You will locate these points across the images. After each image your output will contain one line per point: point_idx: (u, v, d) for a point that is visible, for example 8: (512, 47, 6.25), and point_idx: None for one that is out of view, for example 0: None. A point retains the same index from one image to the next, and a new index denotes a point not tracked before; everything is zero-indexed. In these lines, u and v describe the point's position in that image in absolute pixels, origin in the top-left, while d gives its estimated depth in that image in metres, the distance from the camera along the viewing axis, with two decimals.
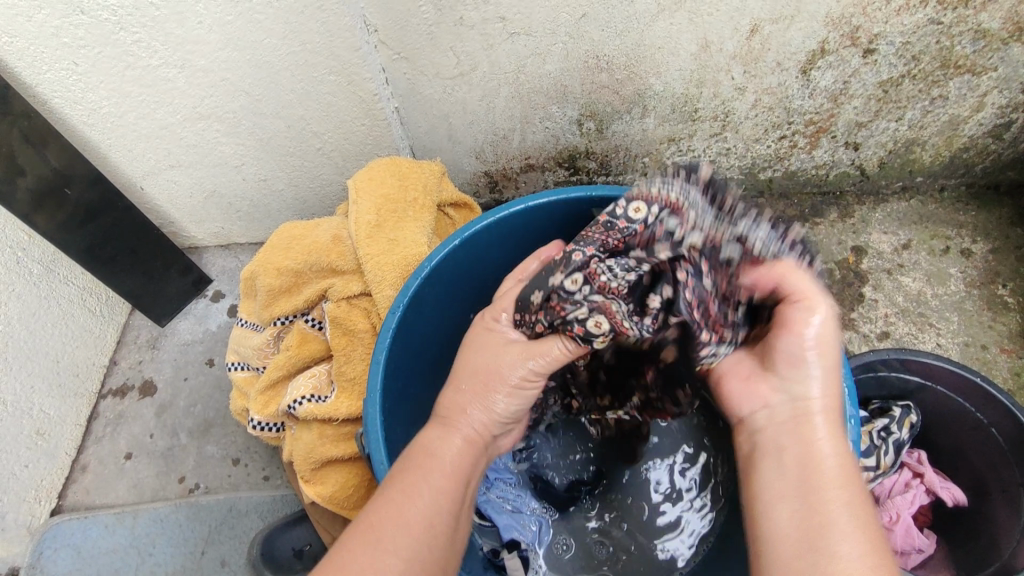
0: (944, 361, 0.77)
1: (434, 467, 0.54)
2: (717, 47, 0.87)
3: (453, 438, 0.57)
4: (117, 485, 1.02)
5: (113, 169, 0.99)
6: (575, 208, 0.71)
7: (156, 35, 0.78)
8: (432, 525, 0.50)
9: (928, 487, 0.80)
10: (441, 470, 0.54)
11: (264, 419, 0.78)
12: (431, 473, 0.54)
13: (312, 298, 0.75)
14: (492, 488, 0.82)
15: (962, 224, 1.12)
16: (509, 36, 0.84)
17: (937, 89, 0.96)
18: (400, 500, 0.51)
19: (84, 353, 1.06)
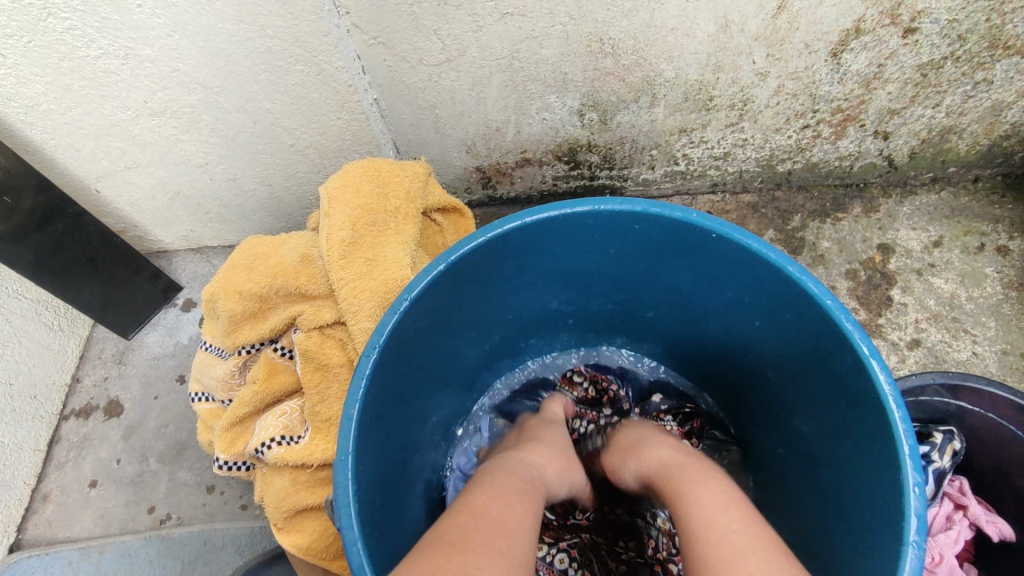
0: (999, 387, 0.68)
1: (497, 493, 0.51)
2: (739, 26, 0.77)
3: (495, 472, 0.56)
4: (82, 516, 0.94)
5: (62, 171, 0.89)
6: (581, 222, 0.61)
7: (90, 20, 0.67)
8: (505, 530, 0.46)
9: (972, 521, 0.73)
10: (510, 496, 0.51)
11: (231, 459, 0.69)
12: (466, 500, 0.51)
13: (278, 326, 0.65)
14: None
15: (999, 218, 1.03)
16: (501, 17, 0.74)
17: (982, 71, 0.86)
18: (479, 503, 0.49)
19: (41, 372, 0.97)
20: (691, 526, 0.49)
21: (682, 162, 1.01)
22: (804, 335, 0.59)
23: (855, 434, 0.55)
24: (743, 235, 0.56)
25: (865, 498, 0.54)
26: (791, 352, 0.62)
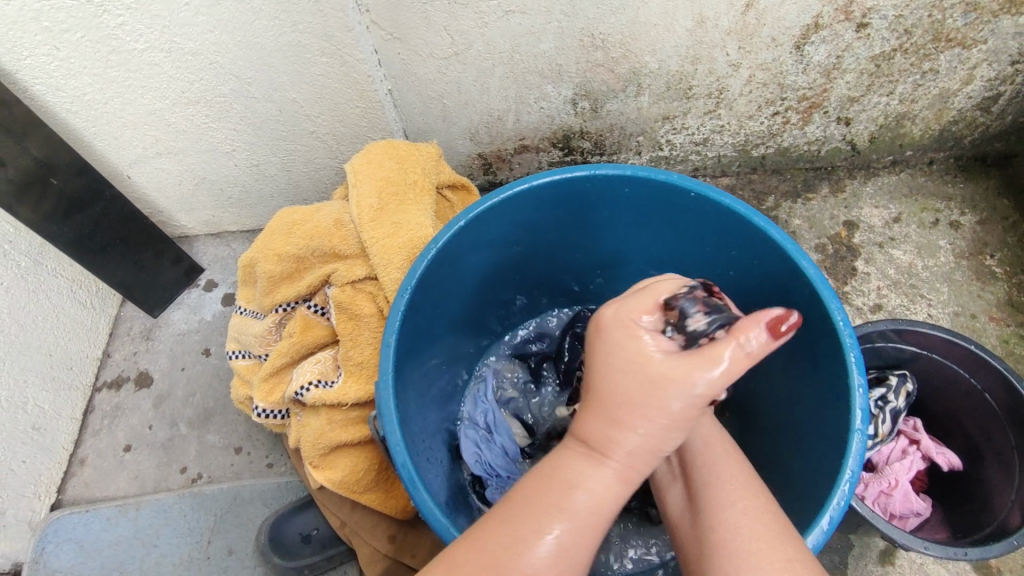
0: (940, 330, 0.78)
1: (570, 504, 0.49)
2: (713, 22, 0.87)
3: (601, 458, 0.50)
4: (117, 477, 1.01)
5: (100, 158, 0.97)
6: (578, 187, 0.72)
7: (141, 17, 0.76)
8: (562, 560, 0.48)
9: (925, 453, 0.83)
10: (581, 513, 0.49)
11: (269, 406, 0.78)
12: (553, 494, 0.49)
13: (315, 283, 0.75)
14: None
15: (951, 196, 1.14)
16: (503, 14, 0.83)
17: (929, 62, 0.97)
18: (544, 517, 0.48)
19: (76, 345, 1.05)
20: (733, 529, 0.52)
21: (666, 148, 1.11)
22: (769, 279, 0.70)
23: (810, 357, 0.67)
24: (716, 193, 0.67)
25: (821, 407, 0.65)
26: (759, 298, 0.73)
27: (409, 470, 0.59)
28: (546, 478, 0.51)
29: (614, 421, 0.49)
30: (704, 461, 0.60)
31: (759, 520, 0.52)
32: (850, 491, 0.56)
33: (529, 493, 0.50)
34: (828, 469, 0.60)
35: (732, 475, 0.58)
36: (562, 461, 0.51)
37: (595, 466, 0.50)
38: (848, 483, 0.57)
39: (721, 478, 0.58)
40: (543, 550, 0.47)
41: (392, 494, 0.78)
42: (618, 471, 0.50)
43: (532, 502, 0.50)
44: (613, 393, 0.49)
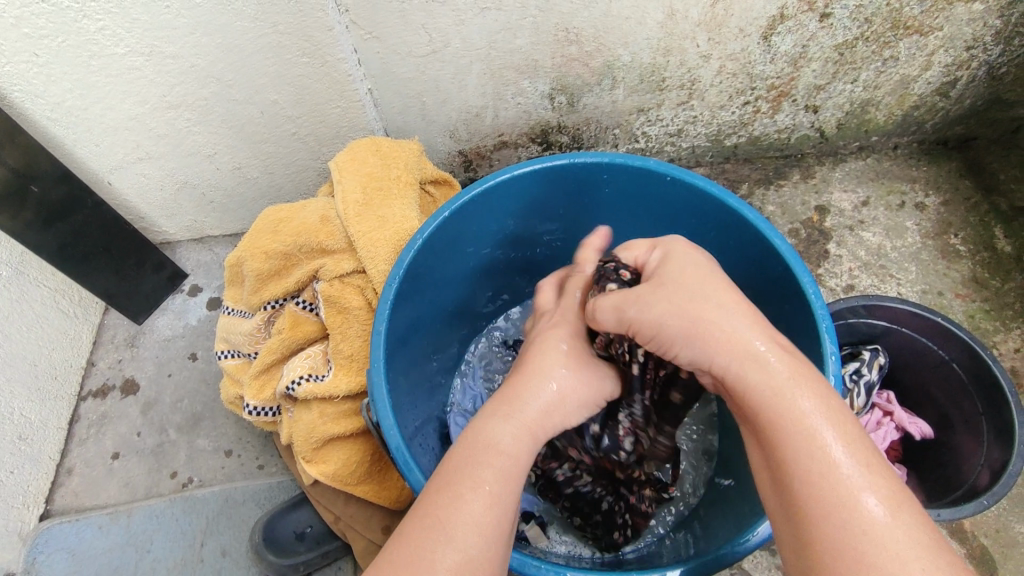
0: (908, 304, 0.82)
1: (484, 454, 0.54)
2: (682, 15, 0.90)
3: (511, 427, 0.56)
4: (107, 485, 1.01)
5: (80, 165, 0.96)
6: (558, 175, 0.74)
7: (120, 21, 0.76)
8: (496, 502, 0.52)
9: (898, 424, 0.86)
10: (497, 465, 0.54)
11: (260, 404, 0.79)
12: (482, 456, 0.54)
13: (303, 280, 0.76)
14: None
15: (916, 179, 1.18)
16: (479, 11, 0.85)
17: (889, 49, 1.01)
18: (463, 481, 0.52)
19: (60, 355, 1.04)
20: (803, 464, 0.46)
21: (641, 140, 1.14)
22: (743, 259, 0.72)
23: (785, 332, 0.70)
24: (692, 176, 0.70)
25: None
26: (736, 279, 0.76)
27: (403, 456, 0.60)
28: (470, 445, 0.55)
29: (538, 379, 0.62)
30: (747, 366, 0.51)
31: (831, 441, 0.47)
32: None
33: (452, 465, 0.54)
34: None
35: (791, 378, 0.50)
36: (477, 426, 0.57)
37: (500, 418, 0.57)
38: None
39: (795, 404, 0.49)
40: (473, 509, 0.50)
41: (385, 486, 0.79)
42: (512, 420, 0.57)
43: (458, 462, 0.54)
44: (528, 369, 0.63)
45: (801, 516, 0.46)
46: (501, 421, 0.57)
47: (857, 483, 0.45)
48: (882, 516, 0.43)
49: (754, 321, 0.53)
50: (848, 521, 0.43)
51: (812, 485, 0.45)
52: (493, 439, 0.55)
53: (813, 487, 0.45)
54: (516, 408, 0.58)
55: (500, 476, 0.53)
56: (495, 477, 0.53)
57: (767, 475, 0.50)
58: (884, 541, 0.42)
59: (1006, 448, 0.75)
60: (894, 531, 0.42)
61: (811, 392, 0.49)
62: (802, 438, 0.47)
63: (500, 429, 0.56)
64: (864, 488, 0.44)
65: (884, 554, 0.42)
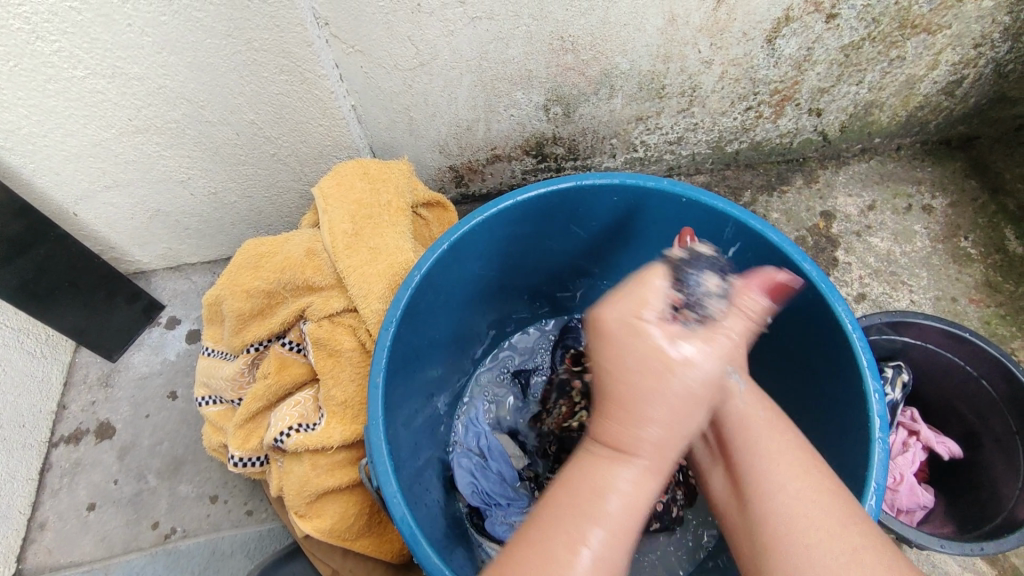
0: (935, 320, 0.78)
1: (596, 507, 0.42)
2: (684, 20, 0.85)
3: (635, 469, 0.43)
4: (82, 540, 0.93)
5: (40, 196, 0.89)
6: (565, 198, 0.72)
7: (78, 42, 0.70)
8: (604, 569, 0.41)
9: (925, 443, 0.82)
10: (608, 519, 0.42)
11: (247, 454, 0.72)
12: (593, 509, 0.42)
13: (288, 320, 0.72)
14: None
15: (921, 180, 1.15)
16: (470, 21, 0.79)
17: (896, 49, 0.97)
18: (572, 526, 0.42)
19: (27, 401, 0.96)
20: (764, 505, 0.47)
21: (640, 149, 1.09)
22: None
23: (819, 356, 0.67)
24: (709, 198, 0.68)
25: (832, 408, 0.66)
26: None
27: (408, 526, 0.55)
28: (570, 489, 0.44)
29: (634, 421, 0.44)
30: (737, 423, 0.51)
31: (793, 485, 0.46)
32: (879, 503, 0.55)
33: (543, 518, 0.43)
34: (855, 478, 0.59)
35: (774, 431, 0.50)
36: (586, 466, 0.44)
37: (613, 458, 0.44)
38: (875, 496, 0.55)
39: (763, 438, 0.50)
40: (581, 574, 0.40)
41: (386, 537, 0.74)
42: (635, 463, 0.44)
43: (546, 510, 0.44)
44: (630, 400, 0.44)
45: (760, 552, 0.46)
46: (624, 463, 0.43)
47: (810, 520, 0.44)
48: (840, 570, 0.42)
49: (748, 378, 0.52)
50: (802, 567, 0.43)
51: (759, 503, 0.47)
52: (613, 492, 0.43)
53: (762, 509, 0.47)
54: (633, 445, 0.44)
55: (612, 536, 0.41)
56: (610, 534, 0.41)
57: (731, 502, 0.52)
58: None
59: None
60: (849, 575, 0.42)
61: (780, 430, 0.50)
62: (756, 482, 0.48)
63: (624, 476, 0.43)
64: (828, 546, 0.43)
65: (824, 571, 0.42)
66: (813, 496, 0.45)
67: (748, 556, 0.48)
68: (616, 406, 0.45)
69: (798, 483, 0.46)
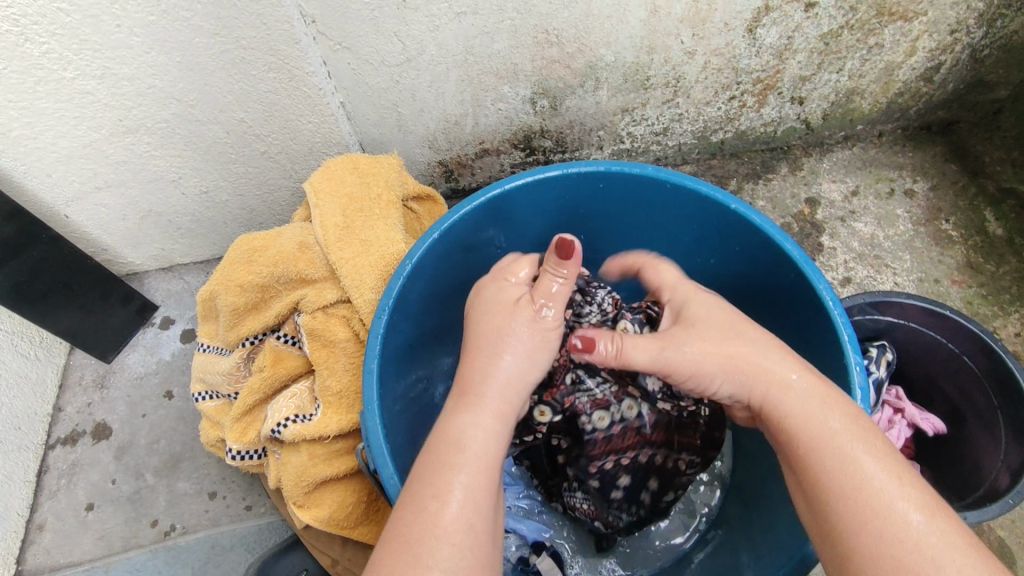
0: (916, 299, 0.80)
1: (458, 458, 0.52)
2: (666, 11, 0.87)
3: (477, 419, 0.55)
4: (82, 540, 0.94)
5: (32, 199, 0.89)
6: (552, 185, 0.74)
7: (67, 43, 0.70)
8: (470, 504, 0.50)
9: (910, 420, 0.84)
10: (471, 461, 0.52)
11: (244, 447, 0.73)
12: (460, 450, 0.53)
13: (282, 312, 0.73)
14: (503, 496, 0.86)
15: (903, 166, 1.17)
16: (455, 16, 0.80)
17: (874, 37, 0.99)
18: (442, 485, 0.50)
19: (23, 403, 0.96)
20: (827, 471, 0.50)
21: (627, 140, 1.10)
22: (749, 260, 0.72)
23: (802, 334, 0.69)
24: (692, 181, 0.70)
25: None
26: (742, 280, 0.76)
27: None
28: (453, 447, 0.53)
29: (495, 359, 0.59)
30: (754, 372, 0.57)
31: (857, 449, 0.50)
32: None
33: (418, 474, 0.51)
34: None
35: (816, 400, 0.54)
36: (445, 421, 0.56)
37: (467, 408, 0.56)
38: None
39: (815, 409, 0.53)
40: (450, 514, 0.49)
41: (384, 525, 0.75)
42: (490, 414, 0.56)
43: (432, 469, 0.51)
44: (480, 344, 0.61)
45: (836, 535, 0.48)
46: (465, 415, 0.55)
47: (900, 499, 0.47)
48: (925, 534, 0.45)
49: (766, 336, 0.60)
50: (900, 539, 0.45)
51: (828, 472, 0.50)
52: (469, 433, 0.54)
53: (831, 480, 0.49)
54: (479, 397, 0.57)
55: (471, 480, 0.51)
56: (476, 468, 0.52)
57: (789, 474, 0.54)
58: (897, 541, 0.45)
59: None
60: (928, 534, 0.45)
61: (831, 405, 0.54)
62: (827, 443, 0.51)
63: (468, 420, 0.55)
64: (904, 506, 0.47)
65: (920, 549, 0.45)
66: (890, 469, 0.49)
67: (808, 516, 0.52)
68: (478, 374, 0.58)
69: (867, 453, 0.50)
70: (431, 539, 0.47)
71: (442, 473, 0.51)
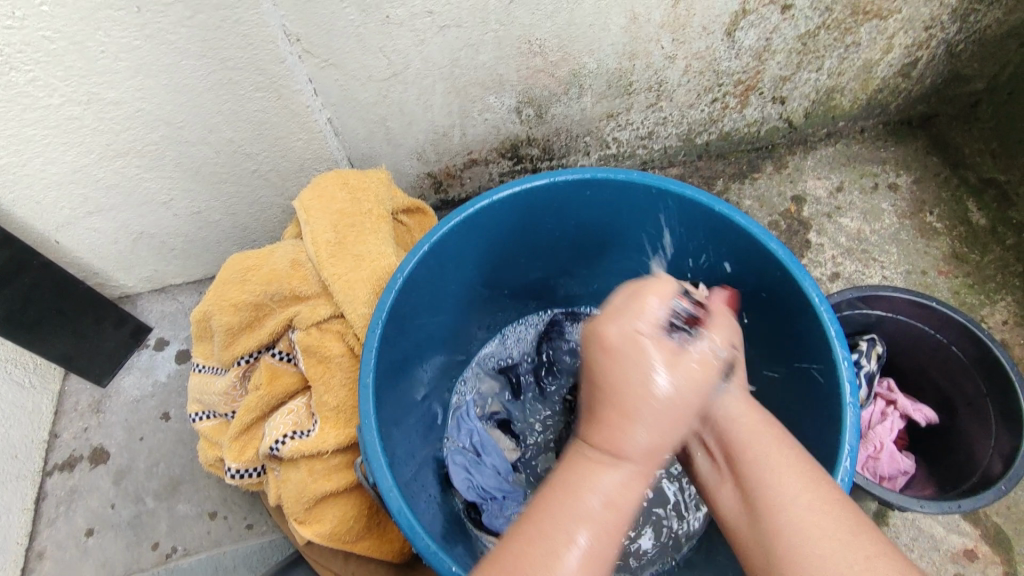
0: (902, 292, 0.81)
1: (582, 509, 0.45)
2: (646, 17, 0.88)
3: (622, 473, 0.47)
4: (83, 567, 0.94)
5: (23, 226, 0.89)
6: (540, 194, 0.75)
7: (53, 71, 0.71)
8: (591, 565, 0.43)
9: (903, 412, 0.85)
10: (601, 514, 0.45)
11: (243, 466, 0.74)
12: (580, 513, 0.45)
13: (277, 329, 0.74)
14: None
15: (886, 160, 1.18)
16: (438, 30, 0.81)
17: (851, 35, 1.00)
18: (558, 535, 0.44)
19: (20, 431, 0.96)
20: (755, 469, 0.51)
21: (613, 145, 1.11)
22: (737, 260, 0.74)
23: (790, 331, 0.71)
24: (678, 185, 0.72)
25: (807, 381, 0.69)
26: (729, 279, 0.78)
27: (406, 517, 0.58)
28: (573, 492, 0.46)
29: (628, 424, 0.48)
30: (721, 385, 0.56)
31: (770, 454, 0.51)
32: (851, 466, 0.59)
33: (546, 516, 0.45)
34: (830, 444, 0.63)
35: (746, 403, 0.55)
36: (582, 469, 0.48)
37: (609, 464, 0.47)
38: (848, 458, 0.60)
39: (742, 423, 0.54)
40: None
41: (386, 538, 0.75)
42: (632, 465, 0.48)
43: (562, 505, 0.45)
44: (622, 394, 0.49)
45: (761, 532, 0.48)
46: (602, 471, 0.47)
47: (793, 495, 0.47)
48: (820, 541, 0.44)
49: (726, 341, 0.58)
50: (789, 534, 0.46)
51: (753, 470, 0.51)
52: (599, 492, 0.46)
53: (752, 483, 0.50)
54: (622, 448, 0.48)
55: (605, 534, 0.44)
56: (597, 528, 0.44)
57: (717, 471, 0.55)
58: (822, 532, 0.45)
59: (1015, 432, 0.74)
60: (806, 516, 0.46)
61: (789, 460, 0.50)
62: (748, 438, 0.53)
63: (609, 480, 0.47)
64: (808, 528, 0.45)
65: (810, 552, 0.44)
66: (799, 475, 0.49)
67: (739, 524, 0.50)
68: (611, 408, 0.50)
69: (782, 459, 0.50)
70: None
71: (534, 543, 0.44)
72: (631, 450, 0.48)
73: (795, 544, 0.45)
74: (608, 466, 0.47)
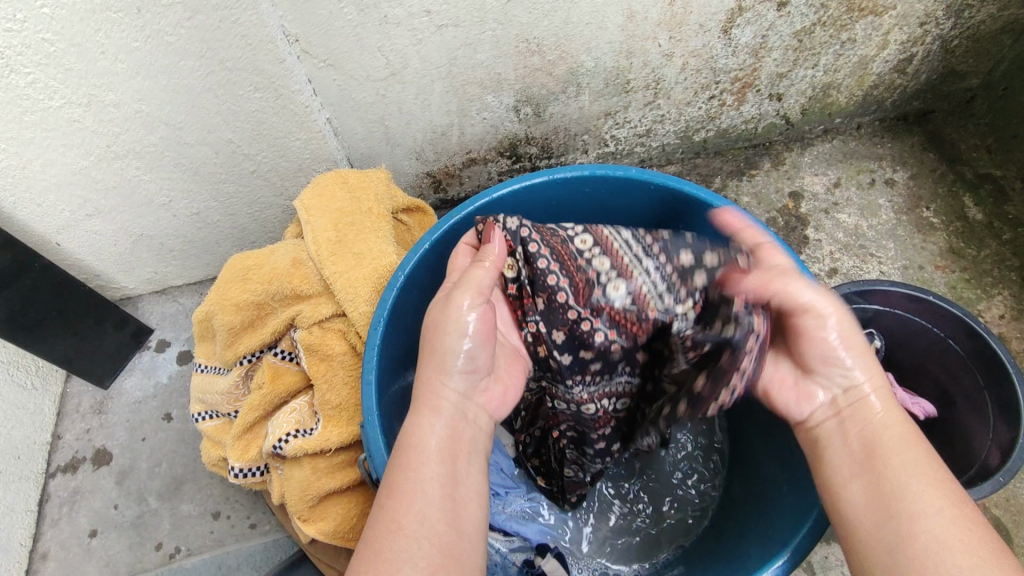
0: (899, 287, 0.82)
1: (422, 460, 0.56)
2: (642, 16, 0.89)
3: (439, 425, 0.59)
4: (86, 567, 0.94)
5: (24, 228, 0.89)
6: (540, 192, 0.75)
7: (53, 73, 0.71)
8: (429, 500, 0.54)
9: (901, 405, 0.86)
10: (427, 455, 0.57)
11: (246, 464, 0.74)
12: (415, 461, 0.56)
13: (280, 328, 0.74)
14: (507, 501, 0.86)
15: (883, 156, 1.19)
16: (436, 29, 0.82)
17: (846, 32, 1.01)
18: (396, 492, 0.54)
19: (22, 433, 0.96)
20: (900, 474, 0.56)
21: (611, 143, 1.12)
22: None
23: None
24: (676, 181, 0.72)
25: None
26: None
27: None
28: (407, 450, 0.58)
29: (432, 409, 0.60)
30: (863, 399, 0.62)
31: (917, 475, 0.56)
32: None
33: (394, 473, 0.56)
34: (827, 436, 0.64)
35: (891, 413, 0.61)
36: (406, 434, 0.59)
37: (426, 420, 0.60)
38: None
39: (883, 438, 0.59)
40: (410, 513, 0.53)
41: None
42: (439, 414, 0.60)
43: (394, 467, 0.56)
44: (432, 372, 0.62)
45: (892, 520, 0.54)
46: (427, 424, 0.59)
47: (925, 504, 0.54)
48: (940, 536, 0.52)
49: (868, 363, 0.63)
50: (915, 532, 0.53)
51: (897, 471, 0.56)
52: (432, 438, 0.58)
53: (897, 479, 0.56)
54: (436, 407, 0.60)
55: (436, 476, 0.55)
56: (445, 478, 0.56)
57: (848, 468, 0.60)
58: (942, 557, 0.51)
59: (1012, 424, 0.74)
60: (948, 535, 0.52)
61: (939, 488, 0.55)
62: (896, 446, 0.58)
63: (432, 429, 0.59)
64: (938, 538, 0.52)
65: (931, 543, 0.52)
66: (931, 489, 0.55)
67: (863, 518, 0.57)
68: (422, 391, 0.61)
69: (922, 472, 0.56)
70: (392, 554, 0.51)
71: (396, 488, 0.54)
72: (440, 409, 0.60)
73: (926, 553, 0.51)
74: (426, 421, 0.59)
